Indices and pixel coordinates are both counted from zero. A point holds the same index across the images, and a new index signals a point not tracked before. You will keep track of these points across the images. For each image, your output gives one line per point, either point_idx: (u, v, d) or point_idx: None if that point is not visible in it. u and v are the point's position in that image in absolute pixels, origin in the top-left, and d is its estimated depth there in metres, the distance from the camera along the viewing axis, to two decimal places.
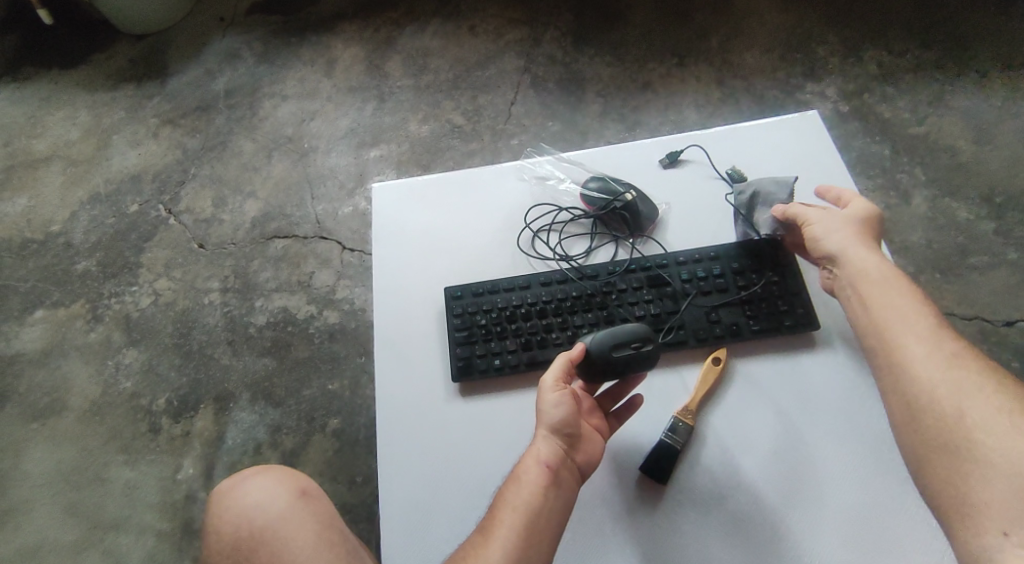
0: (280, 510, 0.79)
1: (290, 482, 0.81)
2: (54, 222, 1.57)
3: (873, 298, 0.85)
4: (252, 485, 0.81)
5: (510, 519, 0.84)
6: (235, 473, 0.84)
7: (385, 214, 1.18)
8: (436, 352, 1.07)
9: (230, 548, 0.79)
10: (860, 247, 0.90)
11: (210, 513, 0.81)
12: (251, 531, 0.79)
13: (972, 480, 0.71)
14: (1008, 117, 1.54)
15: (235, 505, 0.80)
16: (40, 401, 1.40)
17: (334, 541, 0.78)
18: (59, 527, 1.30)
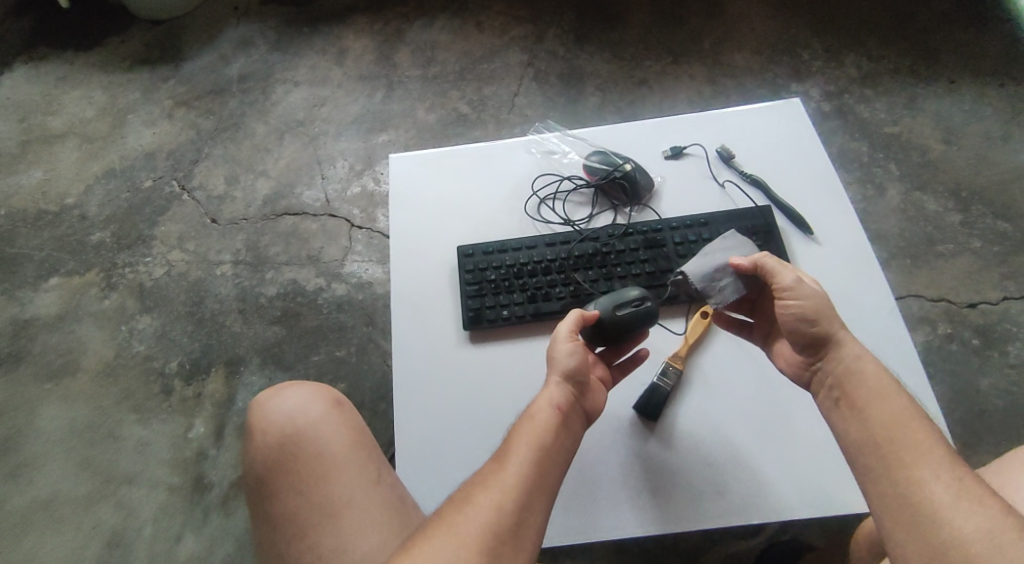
0: (319, 415, 0.97)
1: (326, 394, 1.00)
2: (69, 196, 1.68)
3: (869, 405, 0.84)
4: (292, 395, 0.99)
5: (524, 451, 0.86)
6: (276, 386, 1.02)
7: (402, 180, 1.27)
8: (448, 304, 1.16)
9: (276, 443, 0.96)
10: (841, 335, 0.90)
11: (256, 416, 0.99)
12: (294, 430, 0.96)
13: (911, 480, 0.77)
14: (973, 119, 1.68)
15: (280, 409, 0.98)
16: (54, 362, 1.51)
17: (364, 443, 0.97)
18: (73, 479, 1.41)
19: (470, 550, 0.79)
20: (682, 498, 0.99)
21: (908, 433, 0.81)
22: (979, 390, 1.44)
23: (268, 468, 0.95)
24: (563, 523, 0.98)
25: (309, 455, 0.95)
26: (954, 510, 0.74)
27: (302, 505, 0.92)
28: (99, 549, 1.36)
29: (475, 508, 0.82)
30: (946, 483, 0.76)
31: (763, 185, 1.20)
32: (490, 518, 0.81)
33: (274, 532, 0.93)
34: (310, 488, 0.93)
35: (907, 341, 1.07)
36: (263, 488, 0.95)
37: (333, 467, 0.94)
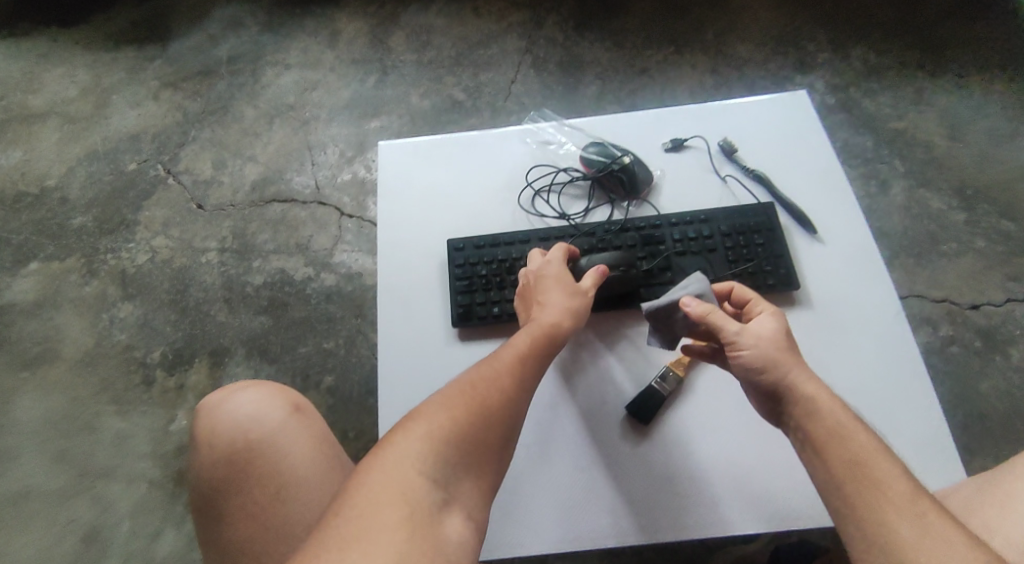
0: (276, 422, 0.92)
1: (284, 398, 0.94)
2: (50, 178, 1.63)
3: (831, 442, 0.79)
4: (245, 401, 0.93)
5: (540, 347, 0.92)
6: (226, 390, 0.96)
7: (392, 169, 1.23)
8: (436, 299, 1.12)
9: (226, 458, 0.90)
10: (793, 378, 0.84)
11: (205, 428, 0.93)
12: (247, 442, 0.91)
13: (889, 522, 0.73)
14: (981, 117, 1.64)
15: (232, 418, 0.92)
16: (33, 349, 1.47)
17: (326, 452, 0.91)
18: (51, 470, 1.37)
19: (495, 423, 0.83)
20: (674, 505, 0.96)
21: (872, 472, 0.76)
22: (980, 393, 1.41)
23: (219, 484, 0.89)
24: (552, 529, 0.96)
25: (265, 468, 0.89)
26: (921, 555, 0.70)
27: (255, 528, 0.87)
28: (76, 543, 1.32)
29: (503, 385, 0.86)
30: (911, 525, 0.72)
31: (766, 180, 1.16)
32: (514, 399, 0.86)
33: (225, 555, 0.87)
34: (264, 507, 0.87)
35: (912, 344, 1.04)
36: (212, 507, 0.89)
37: (291, 481, 0.88)
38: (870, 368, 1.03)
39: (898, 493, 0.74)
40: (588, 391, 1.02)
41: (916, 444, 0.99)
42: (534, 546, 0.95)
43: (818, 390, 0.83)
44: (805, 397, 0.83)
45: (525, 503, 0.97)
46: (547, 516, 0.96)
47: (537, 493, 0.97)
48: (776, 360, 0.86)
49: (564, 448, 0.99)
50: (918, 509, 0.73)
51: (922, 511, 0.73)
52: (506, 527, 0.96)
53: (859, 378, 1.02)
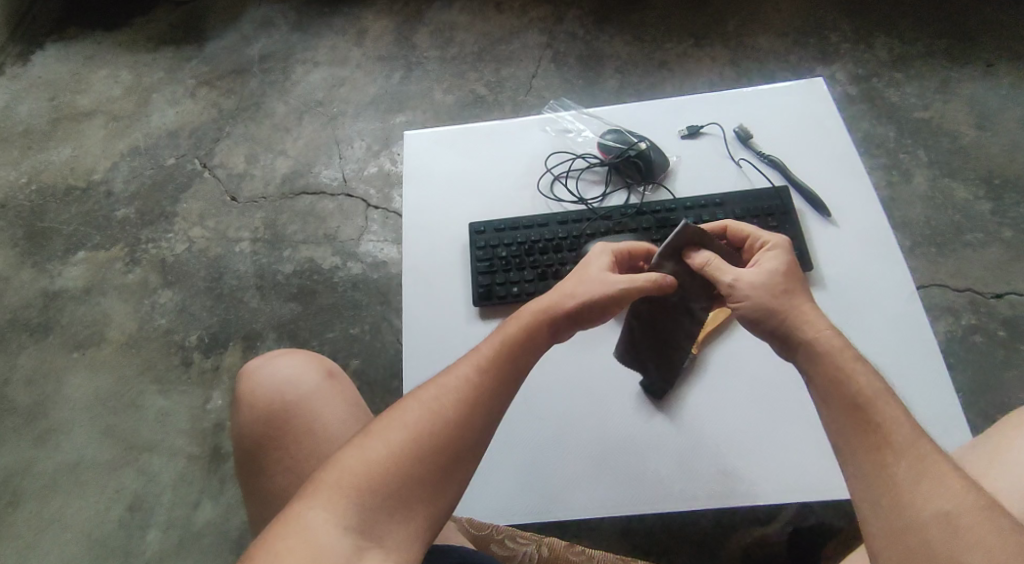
0: (311, 387, 0.96)
1: (319, 365, 0.99)
2: (96, 172, 1.73)
3: (831, 383, 0.79)
4: (282, 366, 0.98)
5: (501, 364, 0.87)
6: (265, 356, 1.01)
7: (415, 158, 1.27)
8: (458, 279, 1.16)
9: (263, 418, 0.95)
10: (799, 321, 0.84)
11: (244, 390, 0.97)
12: (284, 403, 0.95)
13: (882, 459, 0.74)
14: (1010, 105, 1.62)
15: (270, 381, 0.97)
16: (81, 332, 1.56)
17: (357, 416, 0.96)
18: (97, 445, 1.46)
19: (424, 461, 0.80)
20: (687, 475, 0.98)
21: (873, 414, 0.76)
22: (1003, 382, 1.40)
23: (258, 442, 0.94)
24: (569, 496, 0.99)
25: (300, 428, 0.94)
26: (917, 495, 0.71)
27: (290, 483, 0.92)
28: (120, 513, 1.40)
29: (443, 412, 0.83)
30: (908, 467, 0.72)
31: (781, 165, 1.18)
32: (451, 430, 0.82)
33: (264, 509, 0.92)
34: (299, 463, 0.92)
35: (926, 324, 1.04)
36: (252, 462, 0.94)
37: (324, 440, 0.93)
38: (884, 347, 1.04)
39: (898, 436, 0.74)
40: (606, 365, 1.06)
41: (928, 421, 0.99)
42: (552, 513, 0.99)
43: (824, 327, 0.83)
44: (808, 337, 0.82)
45: (542, 472, 1.01)
46: (563, 483, 1.00)
47: (555, 464, 1.01)
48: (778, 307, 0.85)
49: (579, 421, 1.03)
50: (916, 452, 0.73)
51: (921, 454, 0.73)
52: (525, 495, 1.00)
53: (871, 357, 1.04)
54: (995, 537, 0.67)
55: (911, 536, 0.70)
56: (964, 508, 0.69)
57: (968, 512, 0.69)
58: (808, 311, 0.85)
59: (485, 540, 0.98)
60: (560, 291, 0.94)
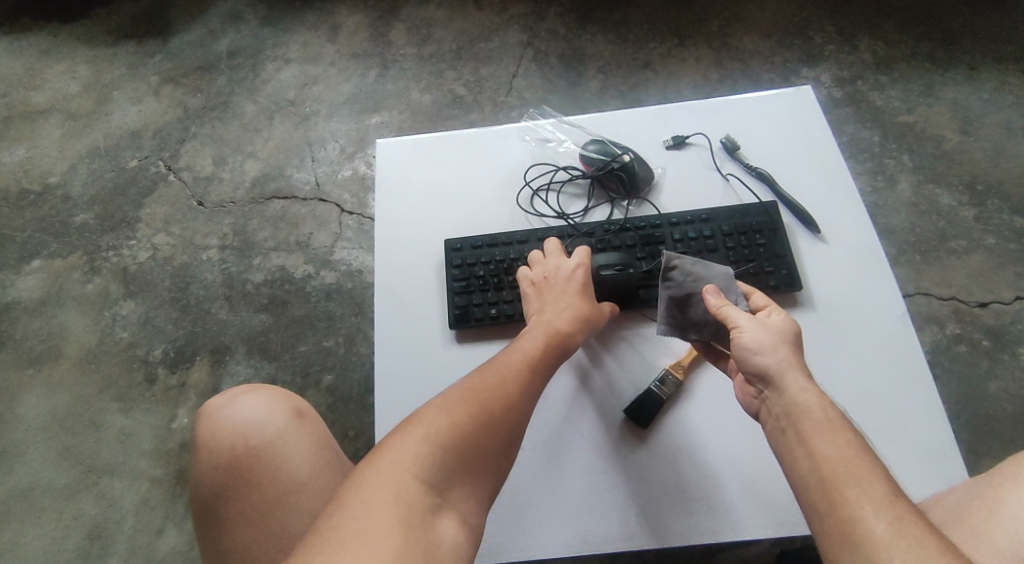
0: (277, 429, 0.91)
1: (286, 404, 0.94)
2: (52, 174, 1.64)
3: (811, 438, 0.79)
4: (245, 405, 0.93)
5: (552, 354, 0.93)
6: (228, 393, 0.95)
7: (389, 169, 1.21)
8: (434, 300, 1.11)
9: (226, 465, 0.89)
10: (788, 367, 0.84)
11: (205, 433, 0.92)
12: (248, 448, 0.90)
13: (860, 512, 0.73)
14: (995, 110, 1.60)
15: (232, 422, 0.91)
16: (37, 347, 1.48)
17: (327, 460, 0.91)
18: (55, 467, 1.39)
19: (496, 433, 0.83)
20: (673, 510, 0.95)
21: (852, 470, 0.76)
22: (987, 393, 1.39)
23: (219, 491, 0.89)
24: (554, 535, 0.95)
25: (267, 476, 0.88)
26: (894, 553, 0.70)
27: (255, 535, 0.86)
28: (81, 539, 1.34)
29: (510, 391, 0.86)
30: (887, 524, 0.72)
31: (770, 179, 1.14)
32: (519, 407, 0.86)
33: (224, 562, 0.87)
34: (265, 514, 0.87)
35: (917, 346, 1.02)
36: (212, 513, 0.89)
37: (293, 489, 0.88)
38: (876, 371, 1.01)
39: (877, 493, 0.74)
40: (588, 395, 1.01)
41: (919, 445, 0.97)
42: (536, 550, 0.95)
43: (803, 382, 0.83)
44: (789, 395, 0.82)
45: (524, 507, 0.96)
46: (546, 519, 0.96)
47: (539, 500, 0.97)
48: (776, 352, 0.85)
49: (561, 450, 0.99)
50: (895, 511, 0.73)
51: (899, 513, 0.73)
52: (507, 530, 0.96)
53: (860, 380, 1.01)
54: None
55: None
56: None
57: None
58: (795, 366, 0.85)
59: None
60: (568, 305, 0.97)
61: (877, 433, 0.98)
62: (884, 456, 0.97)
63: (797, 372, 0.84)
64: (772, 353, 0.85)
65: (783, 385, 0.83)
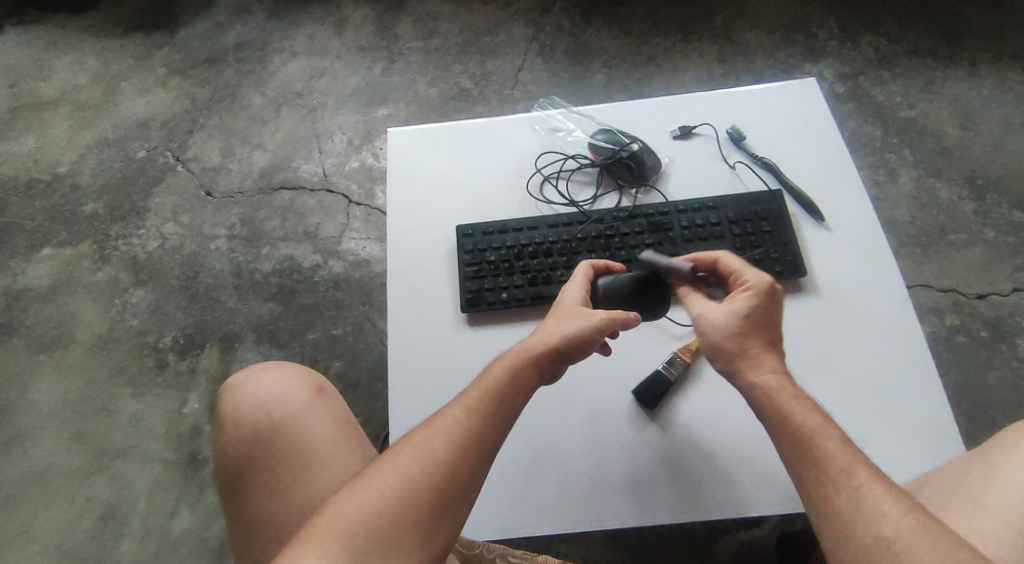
0: (300, 404, 0.93)
1: (307, 381, 0.96)
2: (61, 164, 1.65)
3: (777, 420, 0.82)
4: (267, 381, 0.95)
5: (490, 403, 0.86)
6: (250, 369, 0.97)
7: (400, 156, 1.23)
8: (445, 284, 1.13)
9: (250, 438, 0.91)
10: (742, 365, 0.86)
11: (228, 407, 0.93)
12: (271, 422, 0.92)
13: (827, 488, 0.78)
14: (993, 106, 1.63)
15: (256, 396, 0.93)
16: (47, 334, 1.49)
17: (349, 435, 0.93)
18: (66, 452, 1.40)
19: (415, 503, 0.80)
20: (676, 488, 0.97)
21: (819, 448, 0.80)
22: (985, 382, 1.42)
23: (244, 463, 0.90)
24: (565, 513, 0.96)
25: (290, 449, 0.90)
26: (859, 522, 0.75)
27: (279, 506, 0.88)
28: (93, 522, 1.35)
29: (434, 455, 0.83)
30: (848, 496, 0.77)
31: (775, 168, 1.16)
32: (442, 474, 0.82)
33: (248, 532, 0.88)
34: (289, 487, 0.88)
35: (919, 330, 1.04)
36: (236, 485, 0.90)
37: (316, 462, 0.89)
38: (879, 354, 1.03)
39: (837, 467, 0.78)
40: (593, 379, 1.03)
41: (919, 426, 0.99)
42: (545, 529, 0.96)
43: (761, 374, 0.84)
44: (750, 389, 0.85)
45: (528, 486, 0.98)
46: (556, 499, 0.97)
47: (550, 480, 0.98)
48: (727, 347, 0.86)
49: (571, 431, 1.00)
50: (854, 481, 0.77)
51: (860, 481, 0.77)
52: (512, 507, 0.97)
53: (861, 362, 1.03)
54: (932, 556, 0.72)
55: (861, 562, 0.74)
56: (906, 532, 0.74)
57: (907, 534, 0.74)
58: (753, 354, 0.86)
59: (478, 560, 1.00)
60: (542, 334, 0.91)
61: (879, 414, 1.00)
62: (885, 437, 0.99)
63: (752, 367, 0.85)
64: (720, 352, 0.87)
65: (751, 376, 0.85)
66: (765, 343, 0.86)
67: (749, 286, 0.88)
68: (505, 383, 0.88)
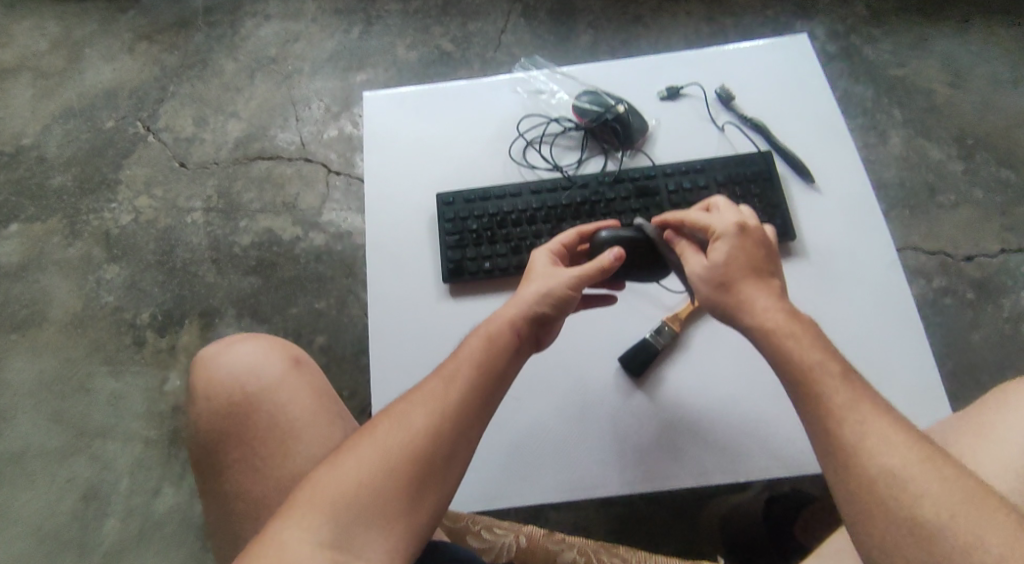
0: (275, 376, 0.91)
1: (282, 352, 0.93)
2: (26, 136, 1.59)
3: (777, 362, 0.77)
4: (240, 351, 0.93)
5: (469, 371, 0.83)
6: (223, 342, 0.95)
7: (377, 121, 1.19)
8: (428, 254, 1.10)
9: (223, 412, 0.89)
10: (750, 304, 0.80)
11: (201, 381, 0.92)
12: (245, 396, 0.90)
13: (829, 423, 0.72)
14: (985, 63, 1.60)
15: (228, 368, 0.91)
16: (19, 312, 1.45)
17: (326, 407, 0.90)
18: (45, 432, 1.37)
19: (396, 472, 0.76)
20: (662, 454, 0.95)
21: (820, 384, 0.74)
22: (971, 342, 1.41)
23: (217, 438, 0.88)
24: (550, 483, 0.95)
25: (266, 423, 0.88)
26: (863, 455, 0.69)
27: (255, 480, 0.86)
28: (75, 501, 1.33)
29: (411, 426, 0.79)
30: (851, 429, 0.71)
31: (764, 129, 1.13)
32: (424, 442, 0.78)
33: (225, 509, 0.87)
34: (264, 461, 0.86)
35: (906, 292, 1.02)
36: (212, 461, 0.89)
37: (292, 435, 0.87)
38: (868, 319, 1.02)
39: (838, 400, 0.72)
40: (578, 351, 1.01)
41: (907, 390, 0.98)
42: (530, 499, 0.95)
43: (767, 312, 0.79)
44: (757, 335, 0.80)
45: (513, 457, 0.97)
46: (543, 468, 0.96)
47: (537, 451, 0.97)
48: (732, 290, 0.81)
49: (558, 401, 0.99)
50: (857, 416, 0.71)
51: (863, 414, 0.71)
52: (494, 475, 0.96)
53: (851, 328, 1.01)
54: (938, 488, 0.67)
55: (858, 495, 0.69)
56: (913, 467, 0.68)
57: (912, 465, 0.68)
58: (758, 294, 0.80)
59: (461, 533, 0.94)
60: (518, 299, 0.88)
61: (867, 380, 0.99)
62: None
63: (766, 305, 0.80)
64: (730, 297, 0.81)
65: (745, 325, 0.80)
66: (759, 281, 0.81)
67: (719, 235, 0.84)
68: (482, 352, 0.84)
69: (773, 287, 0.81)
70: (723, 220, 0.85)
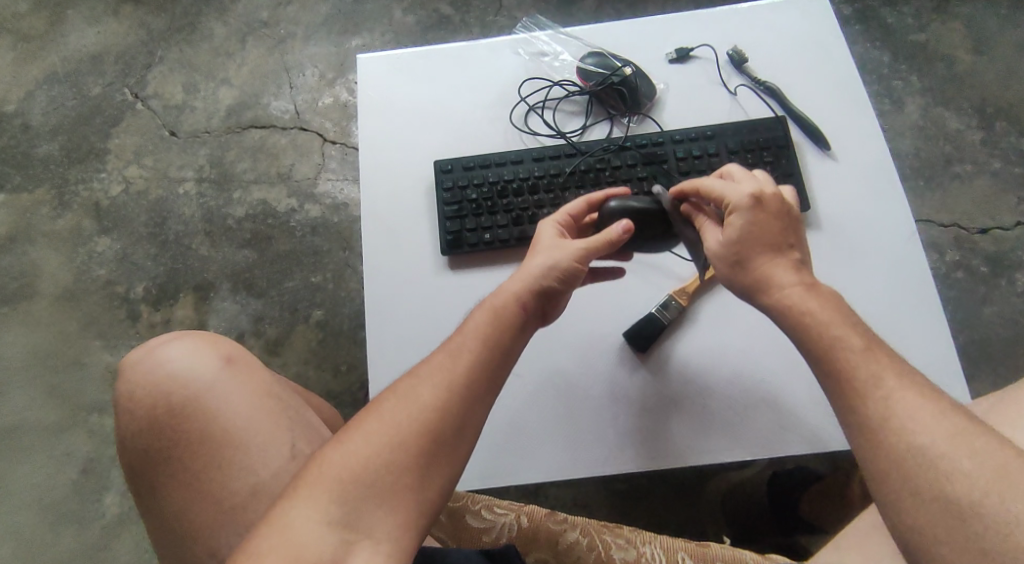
0: (206, 378, 0.86)
1: (214, 349, 0.88)
2: (10, 102, 1.54)
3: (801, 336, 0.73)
4: (169, 353, 0.88)
5: (476, 347, 0.79)
6: (148, 343, 0.90)
7: (371, 85, 1.14)
8: (424, 224, 1.06)
9: (150, 422, 0.85)
10: (773, 279, 0.76)
11: (128, 389, 0.87)
12: (172, 402, 0.85)
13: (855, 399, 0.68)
14: (1010, 27, 1.52)
15: (155, 372, 0.86)
16: (10, 285, 1.43)
17: (268, 404, 0.86)
18: (40, 406, 1.36)
19: (406, 448, 0.73)
20: (668, 432, 0.93)
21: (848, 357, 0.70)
22: (983, 319, 1.38)
23: (149, 449, 0.84)
24: (552, 462, 0.93)
25: (201, 428, 0.84)
26: (890, 432, 0.66)
27: (193, 492, 0.82)
28: (74, 475, 1.33)
29: (419, 402, 0.75)
30: (879, 404, 0.67)
31: (779, 93, 1.08)
32: (432, 419, 0.74)
33: (166, 522, 0.83)
34: (201, 470, 0.83)
35: (924, 266, 0.98)
36: (145, 474, 0.85)
37: (231, 439, 0.84)
38: (882, 293, 0.98)
39: (864, 375, 0.68)
40: (581, 327, 0.98)
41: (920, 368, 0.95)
42: (532, 477, 0.93)
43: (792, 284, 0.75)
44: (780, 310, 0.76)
45: (515, 435, 0.94)
46: (545, 446, 0.93)
47: (538, 429, 0.94)
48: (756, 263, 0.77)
49: (559, 378, 0.96)
50: (882, 390, 0.68)
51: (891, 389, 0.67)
52: (491, 457, 0.93)
53: (864, 303, 0.97)
54: (971, 464, 0.63)
55: (887, 472, 0.65)
56: (942, 441, 0.64)
57: (943, 440, 0.64)
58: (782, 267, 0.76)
59: (461, 512, 0.93)
60: (525, 274, 0.83)
61: None
62: None
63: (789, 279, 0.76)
64: (750, 272, 0.77)
65: (770, 297, 0.76)
66: (779, 254, 0.77)
67: (734, 206, 0.78)
68: (489, 327, 0.80)
69: (791, 260, 0.77)
70: (739, 192, 0.79)
